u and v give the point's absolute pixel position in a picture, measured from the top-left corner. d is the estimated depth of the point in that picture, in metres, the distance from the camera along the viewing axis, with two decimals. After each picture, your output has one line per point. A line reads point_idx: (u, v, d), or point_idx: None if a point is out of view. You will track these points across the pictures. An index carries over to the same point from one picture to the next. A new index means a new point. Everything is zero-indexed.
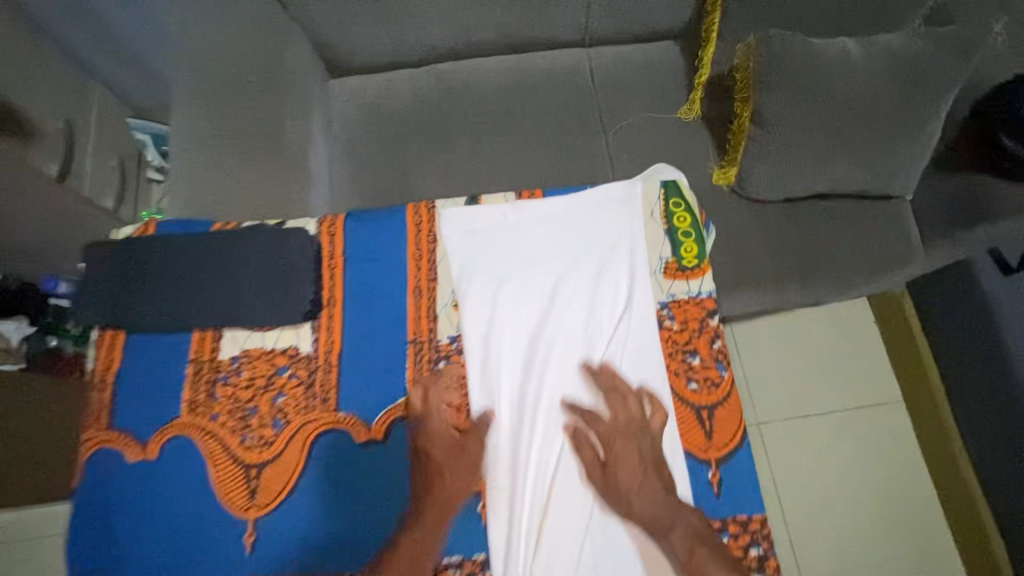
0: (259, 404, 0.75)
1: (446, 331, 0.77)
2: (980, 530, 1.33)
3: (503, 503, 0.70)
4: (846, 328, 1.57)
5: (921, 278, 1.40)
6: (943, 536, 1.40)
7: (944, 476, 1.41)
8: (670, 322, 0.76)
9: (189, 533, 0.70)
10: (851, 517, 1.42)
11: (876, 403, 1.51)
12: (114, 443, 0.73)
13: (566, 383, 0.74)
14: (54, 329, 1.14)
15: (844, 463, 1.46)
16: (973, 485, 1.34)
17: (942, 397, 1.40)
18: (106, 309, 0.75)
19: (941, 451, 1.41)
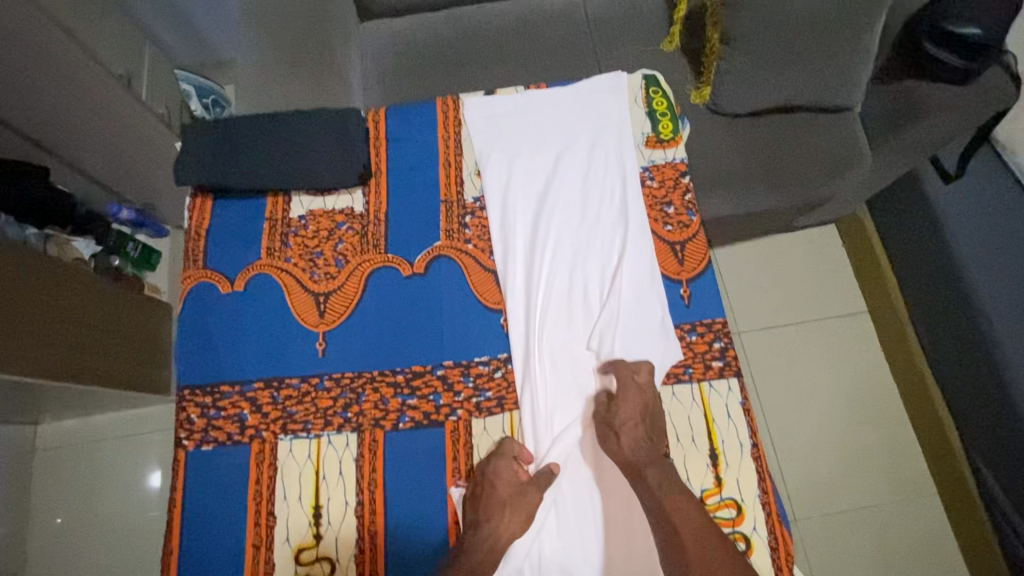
0: (323, 249, 0.93)
1: (471, 192, 0.96)
2: (933, 414, 1.50)
3: (520, 315, 0.89)
4: (817, 251, 1.76)
5: (879, 196, 1.58)
6: (902, 424, 1.59)
7: (903, 371, 1.59)
8: (651, 181, 0.95)
9: (271, 344, 0.88)
10: (823, 409, 1.61)
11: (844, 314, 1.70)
12: (209, 279, 0.92)
13: (568, 229, 0.93)
14: (117, 249, 1.42)
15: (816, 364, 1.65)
16: (927, 374, 1.51)
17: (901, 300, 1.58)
18: (197, 173, 0.93)
19: (900, 348, 1.59)
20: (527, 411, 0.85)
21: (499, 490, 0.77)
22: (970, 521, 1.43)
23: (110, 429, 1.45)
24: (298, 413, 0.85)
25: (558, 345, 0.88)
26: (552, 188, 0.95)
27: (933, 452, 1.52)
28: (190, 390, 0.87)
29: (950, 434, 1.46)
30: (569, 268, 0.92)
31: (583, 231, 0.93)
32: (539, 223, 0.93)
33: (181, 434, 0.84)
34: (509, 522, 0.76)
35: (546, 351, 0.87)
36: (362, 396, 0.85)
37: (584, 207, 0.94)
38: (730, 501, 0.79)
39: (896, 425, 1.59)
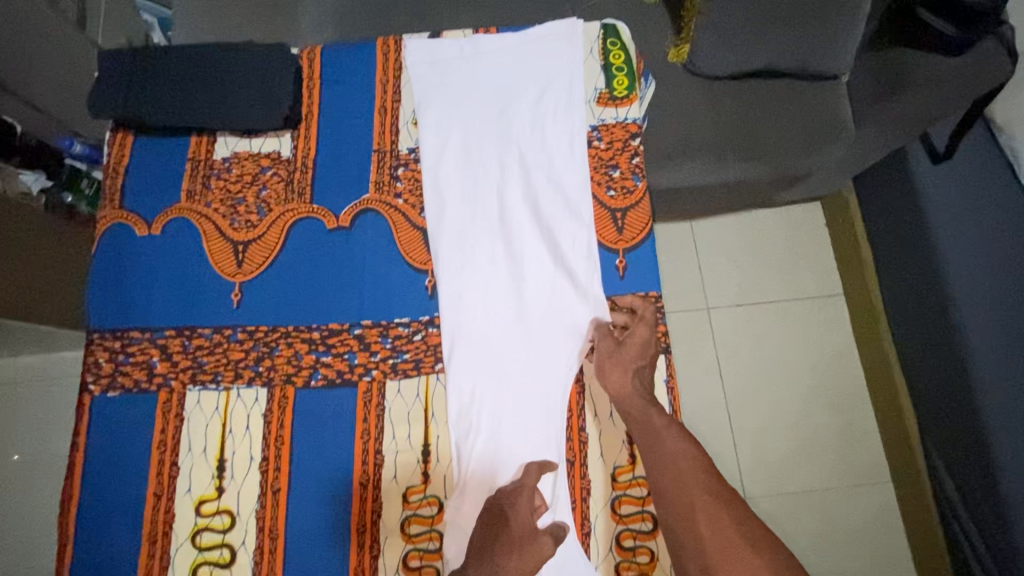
0: (246, 195, 0.88)
1: (406, 143, 0.90)
2: (896, 403, 1.47)
3: (450, 278, 0.84)
4: (800, 228, 1.69)
5: (866, 176, 1.50)
6: (864, 411, 1.56)
7: (872, 359, 1.54)
8: (598, 142, 0.88)
9: (186, 291, 0.85)
10: (784, 391, 1.58)
11: (820, 295, 1.65)
12: (125, 220, 0.88)
13: (508, 186, 0.88)
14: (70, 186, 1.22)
15: (783, 346, 1.61)
16: (894, 363, 1.47)
17: (876, 285, 1.52)
18: (117, 109, 0.88)
19: (871, 334, 1.54)
20: (446, 375, 0.81)
21: (511, 527, 0.71)
22: (918, 510, 1.42)
23: (53, 369, 1.41)
24: (208, 364, 0.82)
25: (486, 313, 0.83)
26: (493, 145, 0.89)
27: (892, 441, 1.50)
28: (100, 333, 0.84)
29: (909, 424, 1.44)
30: (505, 230, 0.86)
31: (522, 191, 0.87)
32: (477, 181, 0.88)
33: (88, 379, 0.82)
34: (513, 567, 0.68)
35: (472, 318, 0.83)
36: (275, 350, 0.82)
37: (524, 166, 0.88)
38: (641, 480, 0.76)
39: (857, 411, 1.56)
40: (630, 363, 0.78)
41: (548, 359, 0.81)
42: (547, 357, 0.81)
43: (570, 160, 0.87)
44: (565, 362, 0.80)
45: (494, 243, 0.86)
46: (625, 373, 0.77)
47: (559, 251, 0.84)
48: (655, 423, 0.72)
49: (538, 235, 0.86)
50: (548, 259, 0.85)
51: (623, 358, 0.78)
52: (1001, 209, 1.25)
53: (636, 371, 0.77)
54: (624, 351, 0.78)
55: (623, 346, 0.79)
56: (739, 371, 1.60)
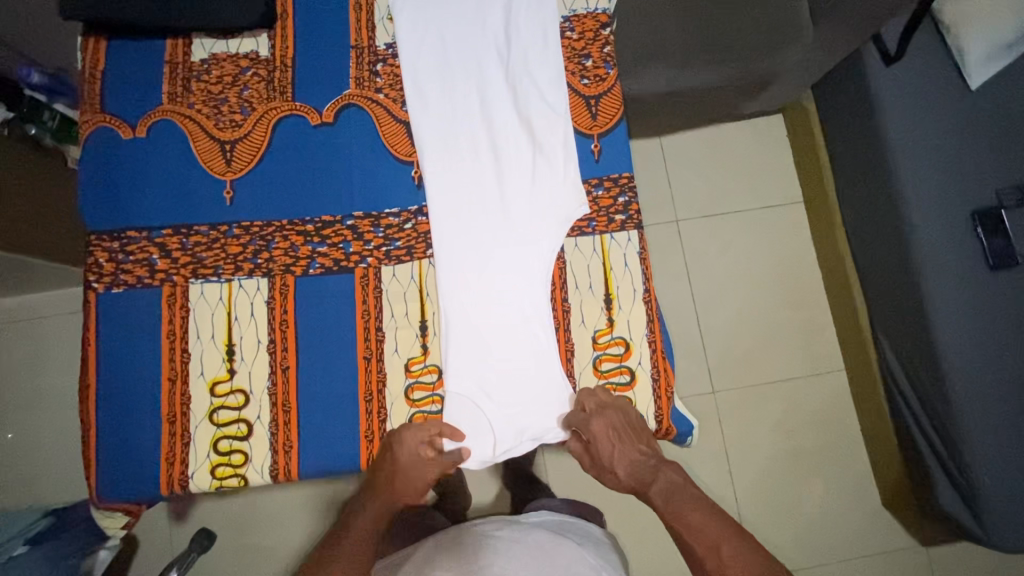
0: (228, 96, 0.90)
1: (383, 39, 0.92)
2: (850, 298, 1.60)
3: (438, 174, 0.89)
4: (763, 142, 1.77)
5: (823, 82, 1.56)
6: (820, 309, 1.69)
7: (828, 257, 1.66)
8: (570, 32, 0.92)
9: (179, 191, 0.87)
10: (748, 292, 1.70)
11: (781, 204, 1.74)
12: (108, 124, 0.88)
13: (487, 83, 0.91)
14: (32, 116, 1.16)
15: (746, 251, 1.72)
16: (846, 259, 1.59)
17: (832, 189, 1.62)
18: (89, 10, 0.86)
19: (827, 234, 1.66)
20: (436, 258, 0.87)
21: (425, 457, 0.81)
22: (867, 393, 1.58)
23: (39, 306, 1.43)
24: (208, 258, 0.86)
25: (473, 203, 0.88)
26: (470, 43, 0.92)
27: (847, 333, 1.63)
28: (97, 235, 0.86)
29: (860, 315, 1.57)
30: (487, 127, 0.90)
31: (502, 87, 0.91)
32: (458, 80, 0.91)
33: (91, 277, 0.85)
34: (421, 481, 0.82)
35: (461, 209, 0.88)
36: (272, 243, 0.86)
37: (502, 61, 0.91)
38: (619, 340, 0.85)
39: (815, 308, 1.69)
40: (615, 457, 0.83)
41: (533, 240, 0.87)
42: (532, 238, 0.87)
43: (546, 52, 0.91)
44: (548, 241, 0.87)
45: (477, 138, 0.90)
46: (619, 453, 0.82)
47: (539, 143, 0.89)
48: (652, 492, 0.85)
49: (518, 129, 0.90)
50: (529, 152, 0.90)
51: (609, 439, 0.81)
52: (945, 110, 1.34)
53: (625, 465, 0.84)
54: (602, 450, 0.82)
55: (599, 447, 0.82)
56: (708, 276, 1.71)
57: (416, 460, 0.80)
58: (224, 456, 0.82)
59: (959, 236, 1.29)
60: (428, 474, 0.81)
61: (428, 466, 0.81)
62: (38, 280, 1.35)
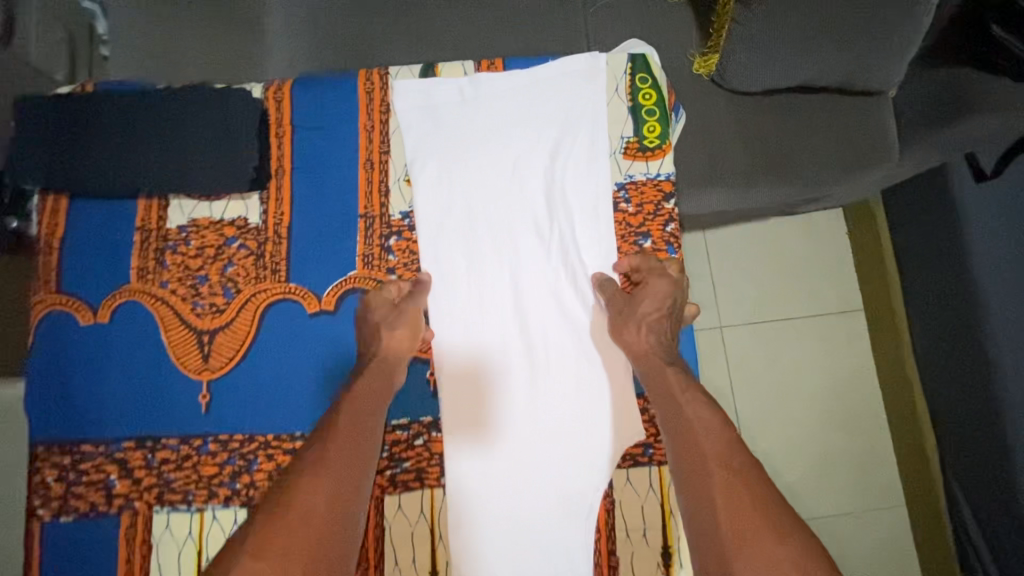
0: (208, 273, 0.74)
1: (398, 207, 0.76)
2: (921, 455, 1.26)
3: (457, 360, 0.73)
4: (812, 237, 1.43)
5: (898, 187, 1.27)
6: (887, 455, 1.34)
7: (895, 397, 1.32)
8: (626, 204, 0.75)
9: (145, 391, 0.72)
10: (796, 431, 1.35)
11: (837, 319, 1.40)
12: (66, 307, 0.73)
13: (523, 261, 0.75)
14: None
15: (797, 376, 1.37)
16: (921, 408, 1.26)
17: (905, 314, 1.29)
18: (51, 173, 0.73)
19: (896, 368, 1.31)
20: (453, 489, 0.70)
21: (395, 329, 0.70)
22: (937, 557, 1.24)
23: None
24: (177, 481, 0.70)
25: (499, 406, 0.73)
26: (504, 198, 0.76)
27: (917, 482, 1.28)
28: (45, 447, 0.71)
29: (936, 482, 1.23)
30: (520, 304, 0.74)
31: (541, 254, 0.75)
32: (487, 240, 0.75)
33: (36, 502, 0.70)
34: (393, 340, 0.70)
35: (482, 410, 0.72)
36: (254, 464, 0.70)
37: (543, 227, 0.75)
38: None
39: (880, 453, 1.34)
40: (650, 309, 0.70)
41: (574, 470, 0.70)
42: (573, 464, 0.70)
43: (598, 228, 0.74)
44: (594, 469, 0.70)
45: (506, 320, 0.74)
46: (654, 303, 0.70)
47: (584, 331, 0.74)
48: (673, 384, 0.67)
49: (559, 314, 0.74)
50: (574, 351, 0.73)
51: (654, 286, 0.70)
52: None
53: (652, 328, 0.70)
54: (643, 297, 0.70)
55: (643, 293, 0.70)
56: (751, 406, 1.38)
57: (394, 314, 0.71)
58: None
59: None
60: (408, 327, 0.70)
61: (409, 319, 0.71)
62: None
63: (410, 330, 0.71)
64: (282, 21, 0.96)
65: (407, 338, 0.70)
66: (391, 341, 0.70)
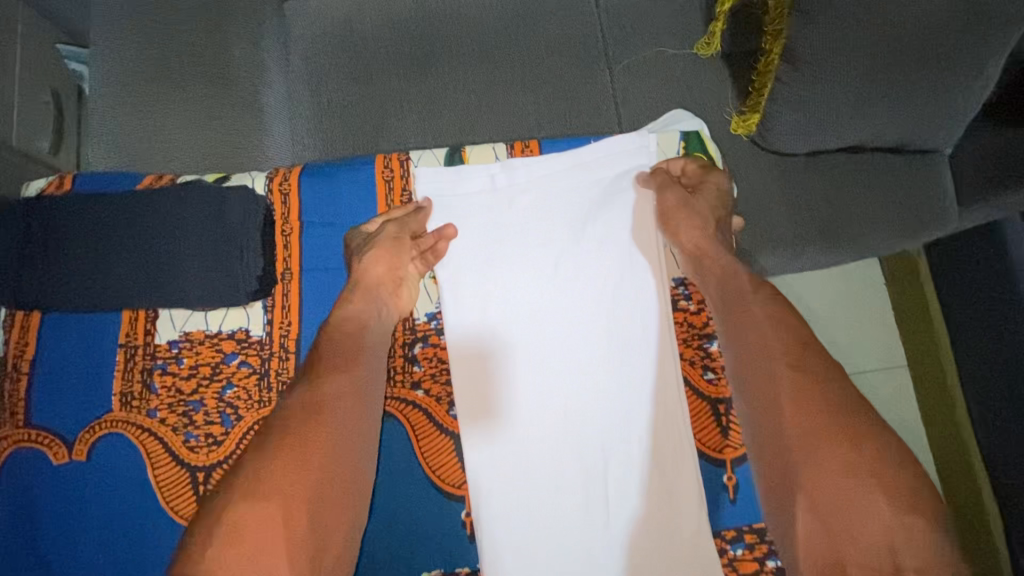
0: (203, 398, 0.63)
1: (424, 309, 0.67)
2: None
3: (473, 408, 0.64)
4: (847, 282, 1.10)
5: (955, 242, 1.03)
6: None
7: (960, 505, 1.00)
8: (687, 302, 0.66)
9: (130, 543, 0.61)
10: None
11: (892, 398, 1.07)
12: (36, 443, 0.63)
13: (571, 370, 0.65)
14: None
15: None
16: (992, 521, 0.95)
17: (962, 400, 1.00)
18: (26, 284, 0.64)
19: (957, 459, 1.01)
20: None
21: (381, 240, 0.63)
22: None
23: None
24: None
25: (530, 474, 0.62)
26: (532, 247, 0.67)
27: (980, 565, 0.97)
28: None
29: None
30: (566, 395, 0.64)
31: (576, 306, 0.66)
32: (517, 295, 0.66)
33: None
34: (377, 262, 0.63)
35: (507, 476, 0.62)
36: None
37: (575, 278, 0.66)
38: None
39: None
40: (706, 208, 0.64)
41: None
42: None
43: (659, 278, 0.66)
44: None
45: (534, 375, 0.65)
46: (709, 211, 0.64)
47: (635, 400, 0.64)
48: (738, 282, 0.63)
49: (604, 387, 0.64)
50: (636, 476, 0.62)
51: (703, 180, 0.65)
52: None
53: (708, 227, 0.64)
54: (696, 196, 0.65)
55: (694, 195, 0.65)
56: None
57: (371, 238, 0.64)
58: None
59: None
60: (390, 246, 0.63)
61: (390, 236, 0.64)
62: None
63: (394, 253, 0.63)
64: (285, 92, 0.88)
65: (393, 258, 0.63)
66: (373, 262, 0.63)
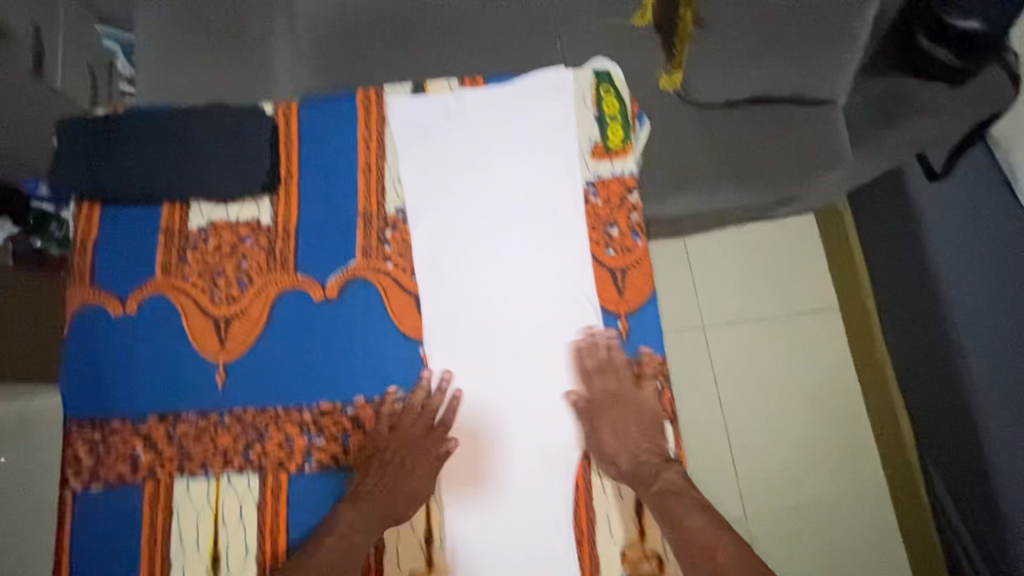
0: (226, 268, 0.83)
1: (393, 204, 0.85)
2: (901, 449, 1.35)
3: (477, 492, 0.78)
4: (787, 232, 1.56)
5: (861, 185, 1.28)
6: (866, 435, 1.43)
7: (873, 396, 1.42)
8: (594, 197, 0.84)
9: (169, 374, 0.81)
10: (767, 426, 1.46)
11: (812, 314, 1.51)
12: (96, 300, 0.82)
13: (505, 249, 0.84)
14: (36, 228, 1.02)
15: (767, 368, 1.49)
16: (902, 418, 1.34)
17: (874, 313, 1.40)
18: (91, 179, 0.84)
19: (869, 360, 1.42)
20: (442, 449, 0.79)
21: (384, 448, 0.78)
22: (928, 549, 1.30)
23: None
24: (195, 452, 0.78)
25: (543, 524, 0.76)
26: (485, 151, 0.86)
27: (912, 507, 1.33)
28: (78, 424, 0.79)
29: (907, 443, 1.33)
30: (503, 262, 0.84)
31: (512, 194, 0.85)
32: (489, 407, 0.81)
33: (67, 472, 0.78)
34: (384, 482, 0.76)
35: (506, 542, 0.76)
36: (267, 435, 0.79)
37: (579, 331, 0.82)
38: (651, 555, 0.76)
39: (860, 438, 1.43)
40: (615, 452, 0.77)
41: (553, 428, 0.79)
42: (548, 422, 0.80)
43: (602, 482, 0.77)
44: (569, 433, 0.79)
45: (489, 254, 0.84)
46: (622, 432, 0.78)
47: (553, 272, 0.83)
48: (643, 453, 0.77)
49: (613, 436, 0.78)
50: (552, 325, 0.82)
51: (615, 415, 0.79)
52: None
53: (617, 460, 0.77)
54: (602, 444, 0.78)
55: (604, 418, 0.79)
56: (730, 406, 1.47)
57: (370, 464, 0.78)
58: None
59: None
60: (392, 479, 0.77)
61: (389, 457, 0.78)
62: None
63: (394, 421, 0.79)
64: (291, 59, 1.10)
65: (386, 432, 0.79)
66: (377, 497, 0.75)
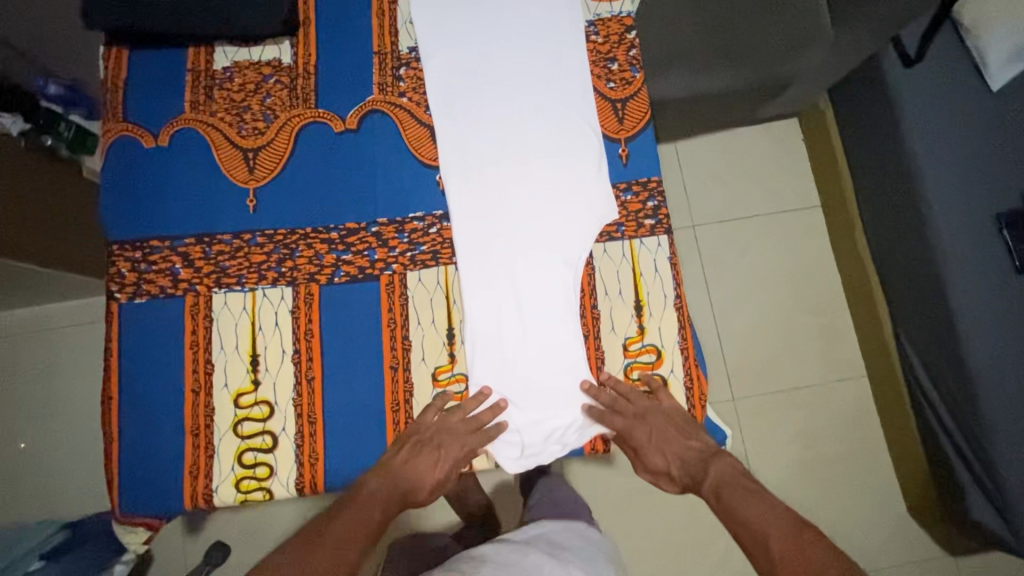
0: (250, 104, 0.89)
1: (406, 44, 0.91)
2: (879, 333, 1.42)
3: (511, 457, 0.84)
4: (770, 132, 1.62)
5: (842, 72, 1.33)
6: (845, 319, 1.53)
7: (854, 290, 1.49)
8: (595, 36, 0.91)
9: (202, 199, 0.86)
10: (753, 312, 1.54)
11: (796, 210, 1.59)
12: (131, 133, 0.88)
13: (514, 84, 0.90)
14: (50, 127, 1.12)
15: (754, 258, 1.56)
16: (879, 304, 1.40)
17: (853, 202, 1.46)
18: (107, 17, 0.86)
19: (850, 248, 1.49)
20: (459, 263, 0.86)
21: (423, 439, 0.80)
22: (897, 416, 1.39)
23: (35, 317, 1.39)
24: (231, 267, 0.85)
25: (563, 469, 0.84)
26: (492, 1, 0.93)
27: (896, 432, 1.40)
28: (120, 245, 0.85)
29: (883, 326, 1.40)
30: (512, 96, 0.90)
31: (517, 35, 0.91)
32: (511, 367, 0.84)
33: (113, 288, 0.84)
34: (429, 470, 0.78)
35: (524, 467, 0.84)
36: (296, 252, 0.85)
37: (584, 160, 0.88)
38: (650, 347, 0.85)
39: (839, 323, 1.53)
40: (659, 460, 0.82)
41: (561, 242, 0.86)
42: (556, 237, 0.86)
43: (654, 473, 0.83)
44: (575, 246, 0.86)
45: (498, 89, 0.90)
46: (660, 429, 0.81)
47: (558, 104, 0.89)
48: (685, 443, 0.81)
49: (606, 258, 0.86)
50: (558, 152, 0.88)
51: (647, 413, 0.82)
52: (967, 103, 1.22)
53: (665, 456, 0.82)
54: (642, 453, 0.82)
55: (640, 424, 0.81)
56: (719, 296, 1.54)
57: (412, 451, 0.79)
58: (249, 469, 0.81)
59: (983, 235, 1.16)
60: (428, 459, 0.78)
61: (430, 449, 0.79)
62: (31, 295, 1.31)
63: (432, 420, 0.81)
64: None
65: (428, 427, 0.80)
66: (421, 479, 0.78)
